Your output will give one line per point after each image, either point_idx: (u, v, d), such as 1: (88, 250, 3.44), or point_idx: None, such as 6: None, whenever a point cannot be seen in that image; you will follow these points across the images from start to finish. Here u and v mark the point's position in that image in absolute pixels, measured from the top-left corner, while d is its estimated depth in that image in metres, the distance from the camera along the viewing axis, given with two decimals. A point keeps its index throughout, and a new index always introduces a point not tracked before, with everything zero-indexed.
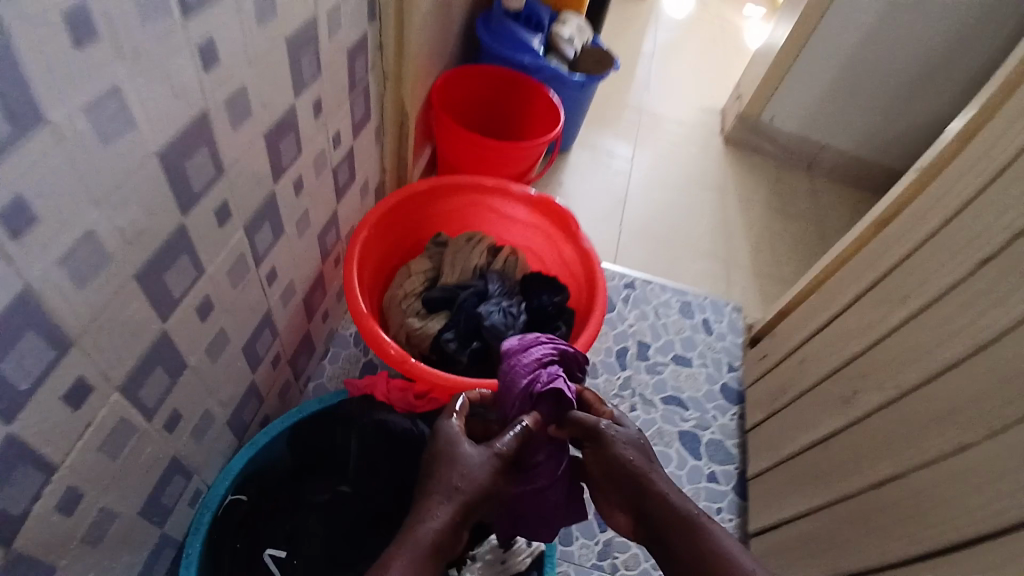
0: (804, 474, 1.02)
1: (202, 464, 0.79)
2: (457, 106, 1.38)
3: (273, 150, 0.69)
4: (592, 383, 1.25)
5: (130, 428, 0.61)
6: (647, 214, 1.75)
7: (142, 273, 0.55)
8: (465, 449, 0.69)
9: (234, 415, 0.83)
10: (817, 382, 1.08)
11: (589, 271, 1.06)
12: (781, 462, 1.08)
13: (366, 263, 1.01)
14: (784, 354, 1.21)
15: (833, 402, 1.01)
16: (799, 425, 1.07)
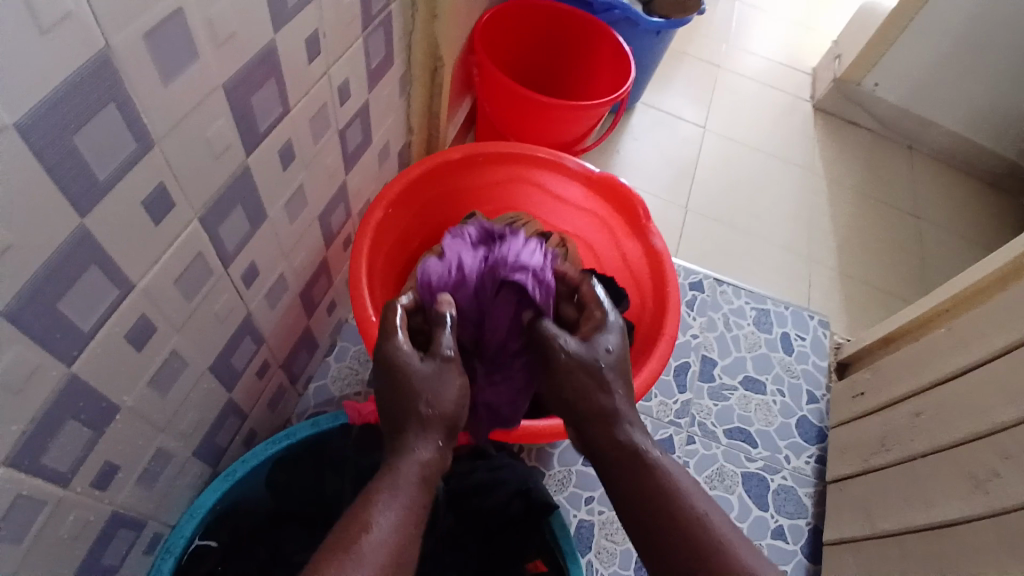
0: (906, 562, 0.81)
1: (159, 507, 0.62)
2: (507, 52, 1.14)
3: (242, 111, 0.48)
4: (643, 406, 1.04)
5: (30, 504, 0.44)
6: (718, 192, 1.50)
7: (14, 309, 0.35)
8: (419, 366, 0.56)
9: (204, 442, 0.66)
10: (931, 449, 0.85)
11: (657, 277, 0.84)
12: (874, 538, 0.88)
13: (381, 249, 0.81)
14: (887, 398, 0.98)
15: (959, 480, 0.79)
16: (905, 497, 0.86)
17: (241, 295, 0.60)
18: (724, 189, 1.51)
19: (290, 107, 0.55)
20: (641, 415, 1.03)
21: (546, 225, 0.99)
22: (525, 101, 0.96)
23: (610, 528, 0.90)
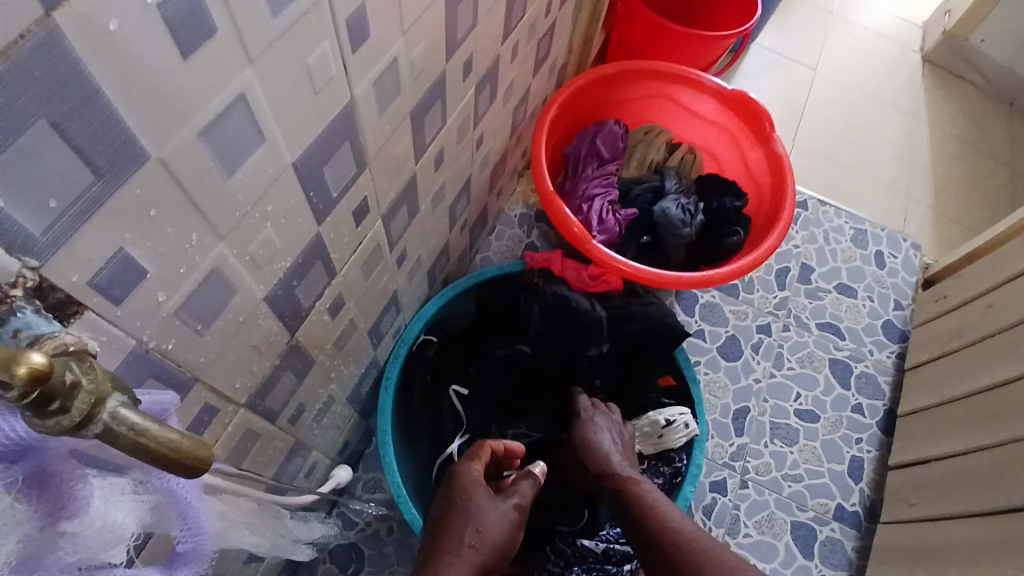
0: (975, 415, 0.94)
1: (340, 372, 0.72)
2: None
3: (450, 17, 0.54)
4: (746, 297, 1.18)
5: (277, 345, 0.52)
6: (826, 126, 1.53)
7: (300, 166, 0.41)
8: (481, 502, 0.61)
9: (375, 325, 0.75)
10: (995, 331, 0.98)
11: (777, 176, 0.99)
12: (943, 403, 1.02)
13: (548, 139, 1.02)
14: (966, 297, 1.09)
15: (1021, 346, 0.91)
16: (973, 368, 0.99)
17: (420, 186, 0.68)
18: (833, 128, 1.53)
19: (479, 15, 0.61)
20: (743, 304, 1.18)
21: (675, 138, 1.14)
22: (665, 36, 1.12)
23: (715, 386, 1.11)
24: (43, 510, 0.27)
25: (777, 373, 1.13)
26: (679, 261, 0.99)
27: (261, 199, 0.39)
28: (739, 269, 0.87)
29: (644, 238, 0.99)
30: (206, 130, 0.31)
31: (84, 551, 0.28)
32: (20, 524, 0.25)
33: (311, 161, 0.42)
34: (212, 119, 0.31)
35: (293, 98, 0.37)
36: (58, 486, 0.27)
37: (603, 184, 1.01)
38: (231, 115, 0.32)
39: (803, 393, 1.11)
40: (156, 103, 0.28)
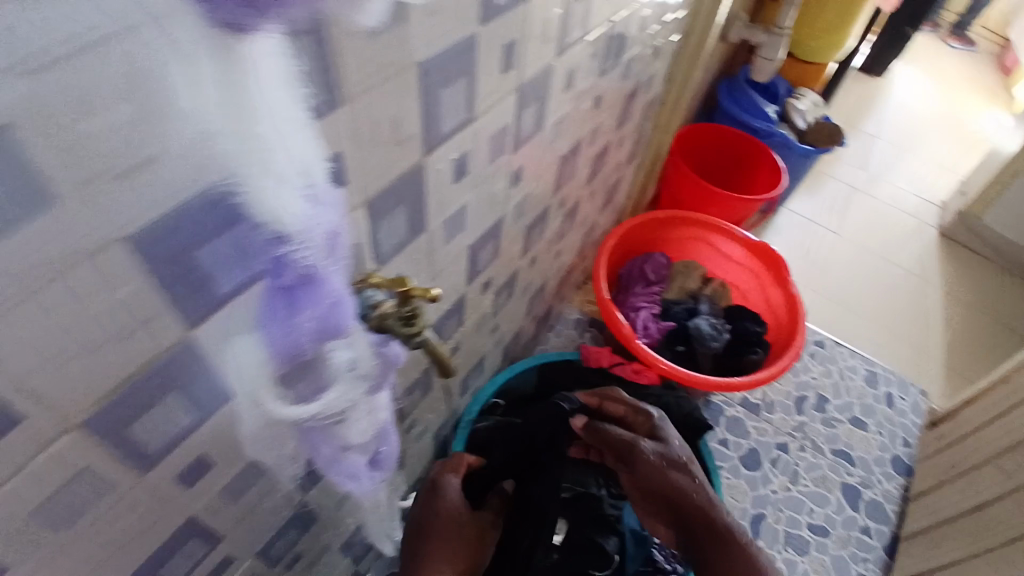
0: (966, 532, 1.08)
1: (437, 408, 0.94)
2: (688, 157, 1.62)
3: (559, 168, 0.84)
4: (767, 416, 1.37)
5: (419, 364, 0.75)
6: (844, 280, 1.77)
7: (468, 245, 0.68)
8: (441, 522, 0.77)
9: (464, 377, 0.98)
10: (978, 463, 1.13)
11: (791, 311, 1.22)
12: (938, 522, 1.15)
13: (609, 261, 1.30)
14: (961, 433, 1.24)
15: (994, 473, 1.07)
16: (964, 492, 1.13)
17: (518, 275, 0.95)
18: (849, 282, 1.77)
19: (576, 167, 0.91)
20: (765, 422, 1.36)
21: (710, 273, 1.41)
22: (706, 193, 1.43)
23: (736, 490, 1.26)
24: (365, 391, 0.46)
25: (793, 487, 1.27)
26: (708, 368, 1.21)
27: (451, 261, 0.66)
28: (756, 380, 1.08)
29: (679, 347, 1.21)
30: (444, 217, 0.58)
31: (348, 427, 0.46)
32: (355, 395, 0.45)
33: (475, 242, 0.70)
34: (449, 213, 0.59)
35: (480, 206, 0.65)
36: (374, 381, 0.46)
37: (648, 301, 1.28)
38: (454, 211, 0.60)
39: (815, 508, 1.25)
40: (433, 201, 0.54)
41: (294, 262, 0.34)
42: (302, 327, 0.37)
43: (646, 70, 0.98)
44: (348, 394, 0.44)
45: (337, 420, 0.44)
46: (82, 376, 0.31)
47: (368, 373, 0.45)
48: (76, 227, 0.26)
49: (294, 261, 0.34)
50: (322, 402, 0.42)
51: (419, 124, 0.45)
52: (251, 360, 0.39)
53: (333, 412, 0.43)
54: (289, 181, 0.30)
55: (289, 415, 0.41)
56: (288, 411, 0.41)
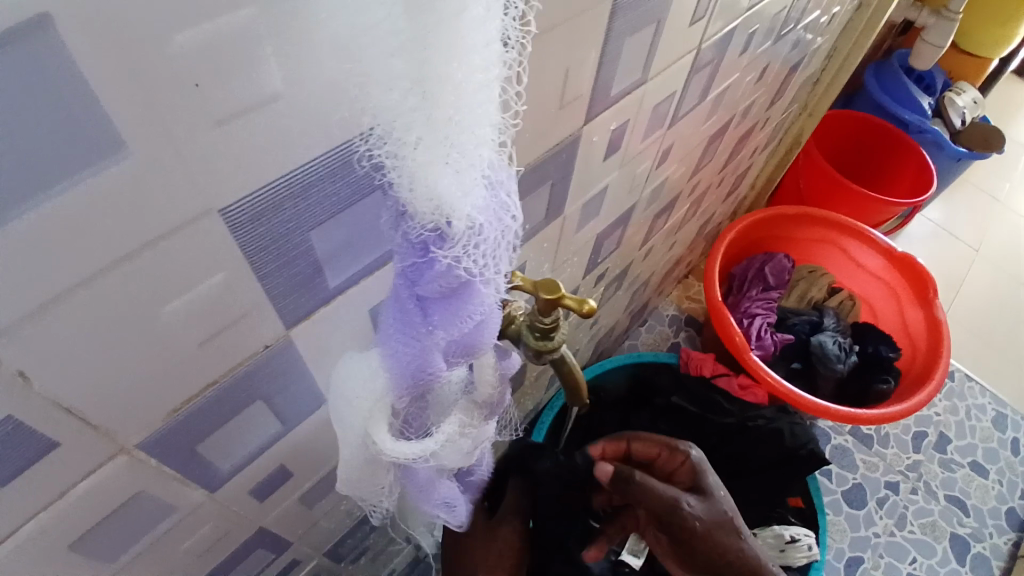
0: None
1: (522, 405, 0.85)
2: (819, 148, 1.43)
3: (701, 152, 0.72)
4: (879, 449, 1.18)
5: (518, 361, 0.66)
6: (983, 307, 1.53)
7: (595, 235, 0.58)
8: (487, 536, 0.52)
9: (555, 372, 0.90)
10: None
11: (935, 339, 1.05)
12: None
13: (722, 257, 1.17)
14: None
15: None
16: None
17: (630, 268, 0.84)
18: (989, 311, 1.52)
19: (717, 150, 0.79)
20: (876, 455, 1.17)
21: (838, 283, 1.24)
22: (841, 191, 1.25)
23: (835, 528, 1.09)
24: (483, 418, 0.34)
25: (897, 533, 1.09)
26: (826, 392, 1.07)
27: (576, 251, 0.56)
28: (888, 416, 0.92)
29: (795, 364, 1.08)
30: (583, 203, 0.48)
31: (457, 459, 0.34)
32: (475, 426, 0.33)
33: (603, 231, 0.60)
34: (589, 196, 0.48)
35: (620, 190, 0.54)
36: (494, 405, 0.34)
37: (765, 307, 1.14)
38: (594, 197, 0.50)
39: (920, 558, 1.07)
40: (578, 184, 0.44)
41: (444, 273, 0.23)
42: (434, 350, 0.26)
43: (813, 43, 0.83)
44: (468, 425, 0.32)
45: (448, 458, 0.33)
46: (154, 385, 0.24)
47: (488, 399, 0.34)
48: (163, 191, 0.18)
49: (444, 273, 0.23)
50: (439, 436, 0.30)
51: (590, 81, 0.34)
52: (359, 384, 0.27)
53: (448, 449, 0.32)
54: (471, 161, 0.20)
55: (404, 458, 0.28)
56: (400, 453, 0.28)
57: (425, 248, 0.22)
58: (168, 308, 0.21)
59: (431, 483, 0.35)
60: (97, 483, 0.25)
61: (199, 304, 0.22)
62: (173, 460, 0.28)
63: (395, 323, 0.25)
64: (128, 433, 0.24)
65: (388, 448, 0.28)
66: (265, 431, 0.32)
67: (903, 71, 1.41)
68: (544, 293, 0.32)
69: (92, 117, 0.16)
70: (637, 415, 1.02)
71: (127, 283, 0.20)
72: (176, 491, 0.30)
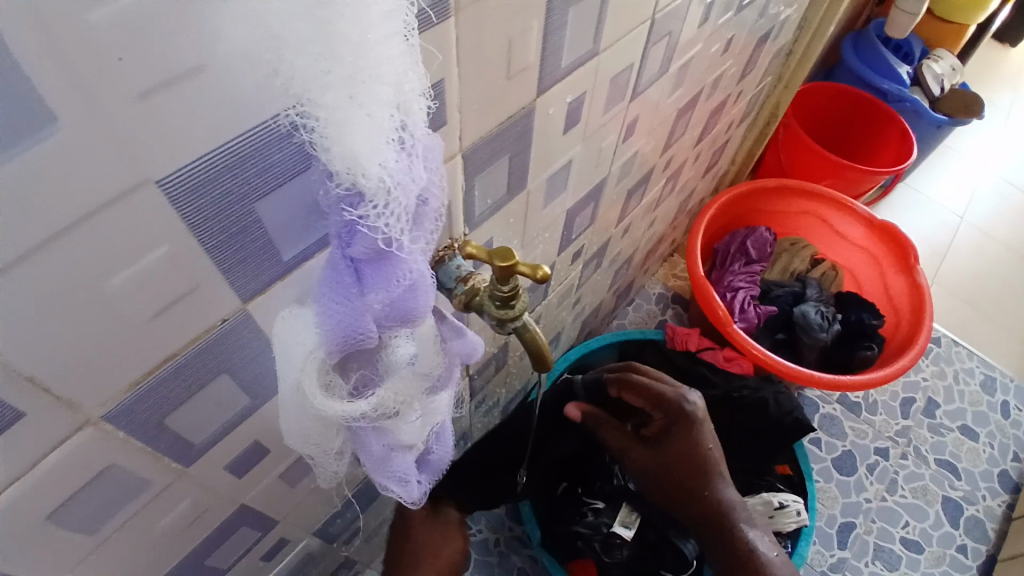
0: None
1: (509, 387, 0.86)
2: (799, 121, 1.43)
3: (672, 126, 0.73)
4: (867, 416, 1.20)
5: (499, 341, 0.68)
6: (968, 272, 1.54)
7: (566, 209, 0.59)
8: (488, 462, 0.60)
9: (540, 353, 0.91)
10: None
11: (917, 305, 1.06)
12: None
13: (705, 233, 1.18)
14: None
15: None
16: None
17: (609, 245, 0.85)
18: (975, 277, 1.53)
19: (689, 124, 0.79)
20: (865, 422, 1.19)
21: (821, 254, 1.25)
22: (821, 162, 1.25)
23: (824, 495, 1.11)
24: (422, 391, 0.37)
25: (889, 497, 1.11)
26: (811, 361, 1.08)
27: (546, 227, 0.57)
28: (871, 381, 0.93)
29: (779, 335, 1.10)
30: (547, 177, 0.49)
31: (401, 426, 0.36)
32: (414, 397, 0.35)
33: (573, 208, 0.61)
34: (553, 171, 0.49)
35: (586, 165, 0.55)
36: (435, 380, 0.37)
37: (748, 281, 1.15)
38: (558, 171, 0.50)
39: (912, 522, 1.09)
40: (540, 158, 0.45)
41: (365, 231, 0.25)
42: (367, 314, 0.28)
43: (781, 14, 0.83)
44: (403, 395, 0.34)
45: (387, 421, 0.35)
46: (110, 357, 0.25)
47: (428, 372, 0.36)
48: (98, 167, 0.19)
49: (365, 229, 0.25)
50: (374, 399, 0.32)
51: (536, 53, 0.35)
52: (296, 336, 0.29)
53: (384, 414, 0.34)
54: (380, 121, 0.22)
55: (340, 415, 0.31)
56: (337, 409, 0.31)
57: (346, 205, 0.25)
58: (116, 280, 0.22)
59: (385, 457, 0.38)
60: (66, 454, 0.26)
61: (147, 275, 0.23)
62: (141, 434, 0.29)
63: (328, 283, 0.27)
64: (92, 404, 0.25)
65: (321, 401, 0.30)
66: (231, 406, 0.33)
67: (881, 40, 1.41)
68: (498, 260, 0.33)
69: (20, 94, 0.17)
70: None
71: (72, 256, 0.21)
72: (148, 466, 0.31)
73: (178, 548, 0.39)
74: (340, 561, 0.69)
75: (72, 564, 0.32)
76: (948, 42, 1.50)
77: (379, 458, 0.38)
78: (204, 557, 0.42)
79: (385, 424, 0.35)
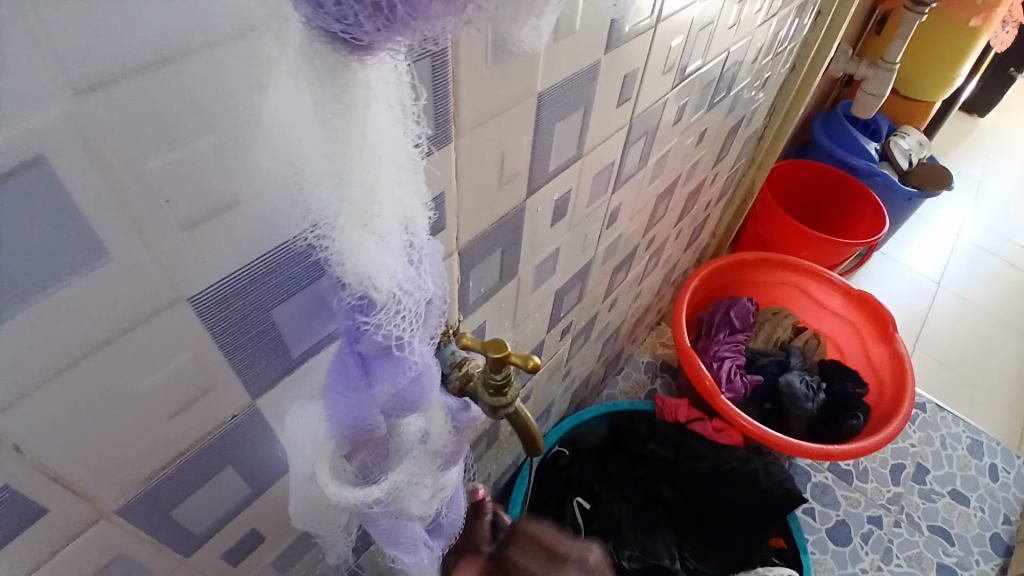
0: None
1: (500, 461, 0.86)
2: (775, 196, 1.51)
3: (653, 207, 0.77)
4: (859, 485, 1.19)
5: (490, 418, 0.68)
6: (947, 338, 1.58)
7: (554, 290, 0.62)
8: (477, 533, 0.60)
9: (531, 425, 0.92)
10: None
11: (898, 373, 1.09)
12: None
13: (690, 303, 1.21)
14: None
15: None
16: None
17: (597, 319, 0.88)
18: (954, 342, 1.57)
19: (669, 206, 0.84)
20: (857, 491, 1.19)
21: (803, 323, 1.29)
22: (798, 235, 1.31)
23: (821, 568, 1.09)
24: (436, 467, 0.38)
25: (885, 567, 1.09)
26: (799, 431, 1.09)
27: (536, 307, 0.60)
28: (857, 451, 0.94)
29: (766, 405, 1.12)
30: (536, 264, 0.52)
31: (414, 503, 0.37)
32: (427, 473, 0.37)
33: (562, 287, 0.64)
34: (542, 257, 0.52)
35: (573, 249, 0.59)
36: (448, 456, 0.38)
37: (734, 351, 1.18)
38: (547, 257, 0.53)
39: None
40: (529, 248, 0.48)
41: (373, 336, 0.27)
42: (373, 404, 0.30)
43: (751, 105, 0.90)
44: (416, 473, 0.36)
45: (402, 502, 0.36)
46: (129, 454, 0.26)
47: (441, 450, 0.38)
48: (139, 286, 0.22)
49: (373, 333, 0.27)
50: (385, 484, 0.34)
51: (526, 160, 0.39)
52: (307, 437, 0.31)
53: (398, 493, 0.35)
54: (388, 240, 0.24)
55: (350, 501, 0.32)
56: (344, 494, 0.32)
57: (356, 313, 0.27)
58: (143, 383, 0.24)
59: (393, 532, 0.38)
60: (77, 548, 0.27)
61: (170, 378, 0.25)
62: (148, 525, 0.30)
63: (339, 379, 0.30)
64: (107, 498, 0.27)
65: (332, 489, 0.32)
66: (234, 495, 0.34)
67: (849, 119, 1.51)
68: (492, 351, 0.36)
69: (77, 233, 0.19)
70: (618, 466, 1.03)
71: (107, 363, 0.23)
72: (151, 558, 0.31)
73: None
74: None
75: None
76: (915, 119, 1.61)
77: (392, 526, 0.38)
78: None
79: (398, 506, 0.37)
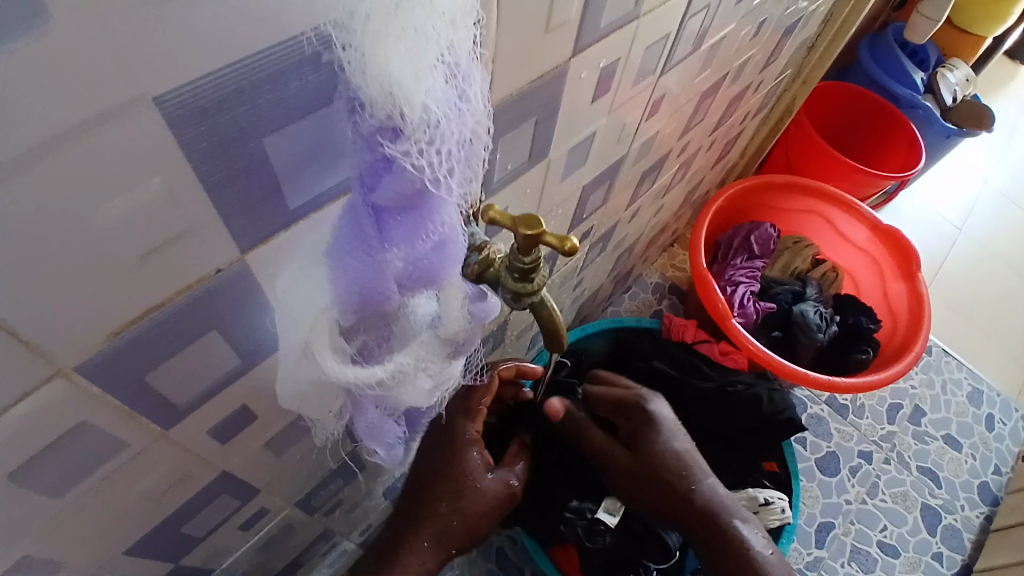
0: None
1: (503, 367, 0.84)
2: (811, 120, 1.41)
3: (694, 108, 0.70)
4: (853, 420, 1.19)
5: (500, 319, 0.65)
6: (963, 285, 1.54)
7: (582, 186, 0.56)
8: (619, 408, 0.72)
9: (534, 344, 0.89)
10: None
11: (915, 310, 1.05)
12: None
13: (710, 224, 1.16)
14: None
15: None
16: None
17: (616, 229, 0.82)
18: (967, 289, 1.54)
19: (708, 110, 0.77)
20: (851, 426, 1.19)
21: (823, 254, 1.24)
22: (833, 163, 1.22)
23: (806, 494, 1.11)
24: (444, 356, 0.35)
25: (869, 501, 1.11)
26: (806, 360, 1.07)
27: (561, 202, 0.54)
28: (862, 386, 0.92)
29: (776, 332, 1.09)
30: (569, 150, 0.46)
31: (415, 393, 0.35)
32: (433, 362, 0.34)
33: (589, 184, 0.58)
34: (575, 142, 0.46)
35: (607, 140, 0.52)
36: (459, 344, 0.35)
37: (749, 276, 1.14)
38: (580, 145, 0.48)
39: (890, 526, 1.09)
40: (563, 130, 0.43)
41: (402, 168, 0.22)
42: (387, 268, 0.26)
43: (810, 6, 0.80)
44: (424, 360, 0.33)
45: (402, 389, 0.34)
46: (93, 300, 0.22)
47: (453, 338, 0.34)
48: (82, 76, 0.16)
49: (404, 167, 0.22)
50: (389, 367, 0.32)
51: (578, 6, 0.32)
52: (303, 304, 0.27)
53: (400, 378, 0.33)
54: (429, 34, 0.20)
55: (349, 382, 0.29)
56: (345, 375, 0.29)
57: (379, 140, 0.22)
58: (98, 215, 0.20)
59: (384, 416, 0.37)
60: (39, 406, 0.23)
61: (135, 212, 0.21)
62: (120, 390, 0.26)
63: (347, 235, 0.25)
64: (66, 353, 0.22)
65: (330, 368, 0.28)
66: (222, 365, 0.30)
67: (899, 43, 1.38)
68: (523, 229, 0.30)
69: None
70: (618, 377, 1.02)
71: (40, 183, 0.17)
72: (126, 426, 0.28)
73: (154, 513, 0.36)
74: (319, 532, 0.67)
75: (33, 528, 0.29)
76: (963, 51, 1.46)
77: (376, 422, 0.38)
78: (181, 525, 0.40)
79: (397, 392, 0.34)
